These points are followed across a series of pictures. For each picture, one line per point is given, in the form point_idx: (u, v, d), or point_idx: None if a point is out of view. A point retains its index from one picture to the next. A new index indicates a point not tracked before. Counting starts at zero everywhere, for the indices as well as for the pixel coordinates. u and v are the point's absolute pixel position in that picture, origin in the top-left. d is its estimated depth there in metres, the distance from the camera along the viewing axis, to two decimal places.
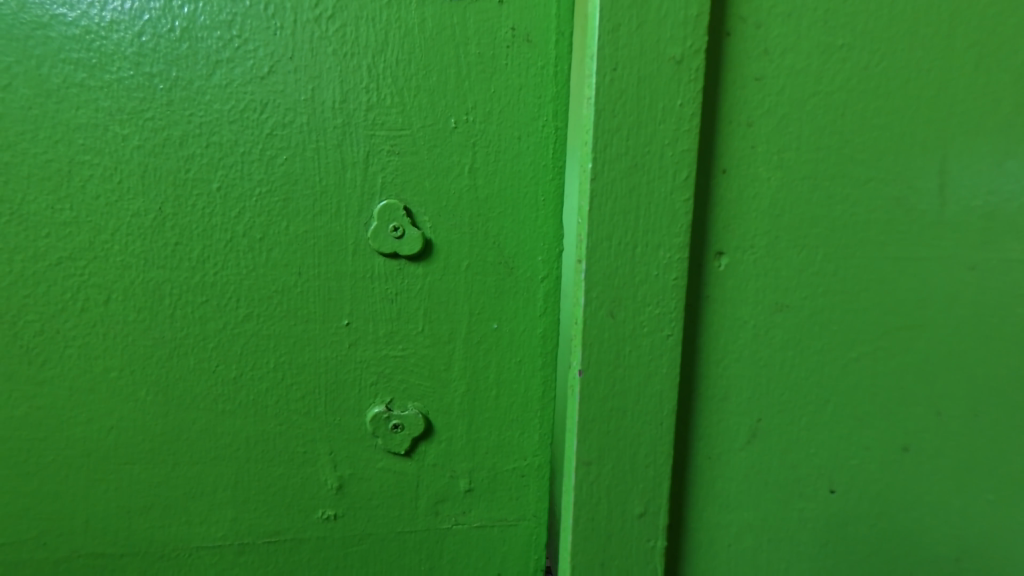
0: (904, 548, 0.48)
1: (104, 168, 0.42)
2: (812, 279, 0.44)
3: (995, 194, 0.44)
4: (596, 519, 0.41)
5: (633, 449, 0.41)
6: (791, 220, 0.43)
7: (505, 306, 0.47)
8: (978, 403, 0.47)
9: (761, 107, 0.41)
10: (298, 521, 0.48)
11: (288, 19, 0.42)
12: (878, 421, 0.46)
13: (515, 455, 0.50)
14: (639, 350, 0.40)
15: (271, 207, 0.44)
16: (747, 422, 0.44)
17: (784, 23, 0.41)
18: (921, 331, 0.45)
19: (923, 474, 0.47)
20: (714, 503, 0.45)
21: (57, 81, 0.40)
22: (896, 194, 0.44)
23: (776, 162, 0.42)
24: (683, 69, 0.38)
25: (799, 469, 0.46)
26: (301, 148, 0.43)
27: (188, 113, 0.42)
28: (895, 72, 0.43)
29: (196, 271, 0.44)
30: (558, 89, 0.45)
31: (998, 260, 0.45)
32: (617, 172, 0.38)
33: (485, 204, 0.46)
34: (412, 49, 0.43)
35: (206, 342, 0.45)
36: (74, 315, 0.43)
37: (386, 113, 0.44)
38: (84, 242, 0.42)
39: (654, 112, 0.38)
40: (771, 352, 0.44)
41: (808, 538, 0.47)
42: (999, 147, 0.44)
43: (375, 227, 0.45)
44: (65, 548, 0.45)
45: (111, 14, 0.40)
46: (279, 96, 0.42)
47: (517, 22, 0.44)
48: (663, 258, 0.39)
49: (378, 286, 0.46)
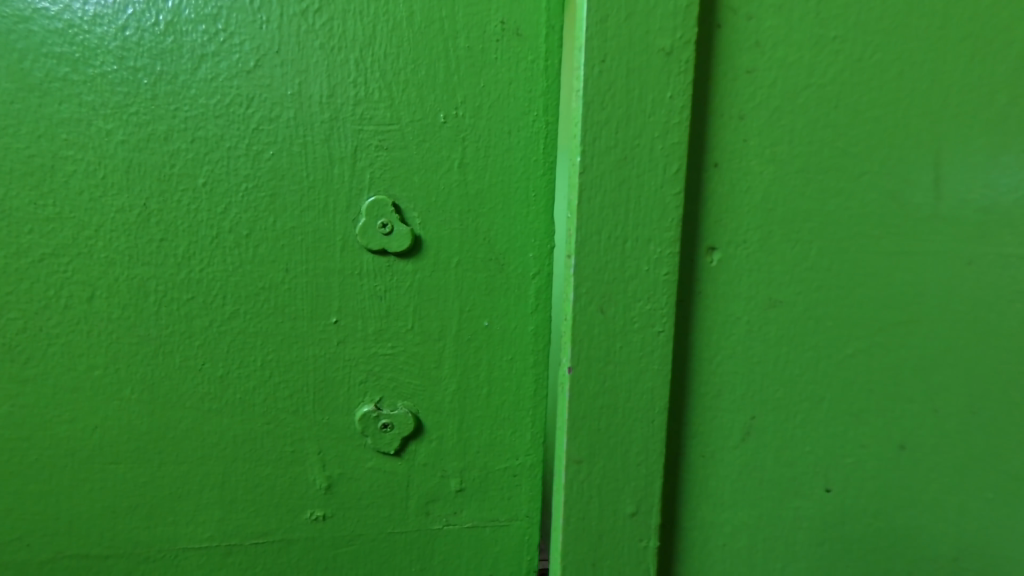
0: (902, 548, 0.47)
1: (88, 164, 0.41)
2: (806, 274, 0.43)
3: (991, 188, 0.44)
4: (587, 518, 0.41)
5: (625, 447, 0.40)
6: (784, 214, 0.42)
7: (496, 304, 0.47)
8: (976, 400, 0.46)
9: (753, 100, 0.41)
10: (287, 522, 0.47)
11: (274, 13, 0.41)
12: (875, 418, 0.45)
13: (507, 454, 0.49)
14: (629, 346, 0.39)
15: (257, 203, 0.43)
16: (741, 420, 0.44)
17: (776, 15, 0.40)
18: (917, 327, 0.45)
19: (921, 472, 0.46)
20: (708, 502, 0.44)
21: (40, 75, 0.40)
22: (891, 188, 0.43)
23: (768, 155, 0.41)
24: (673, 61, 0.37)
25: (795, 467, 0.45)
26: (288, 143, 0.43)
27: (173, 107, 0.41)
28: (889, 64, 0.42)
29: (182, 267, 0.43)
30: (548, 83, 0.45)
31: (995, 255, 0.44)
32: (607, 165, 0.37)
33: (475, 199, 0.45)
34: (400, 43, 0.43)
35: (192, 340, 0.44)
36: (58, 312, 0.42)
37: (374, 108, 0.43)
38: (67, 238, 0.42)
39: (644, 104, 0.37)
40: (765, 349, 0.43)
41: (804, 538, 0.46)
42: (995, 140, 0.44)
43: (363, 223, 0.44)
44: (50, 550, 0.45)
45: (95, 8, 0.40)
46: (265, 91, 0.42)
47: (506, 16, 0.44)
48: (654, 252, 0.38)
49: (366, 283, 0.45)
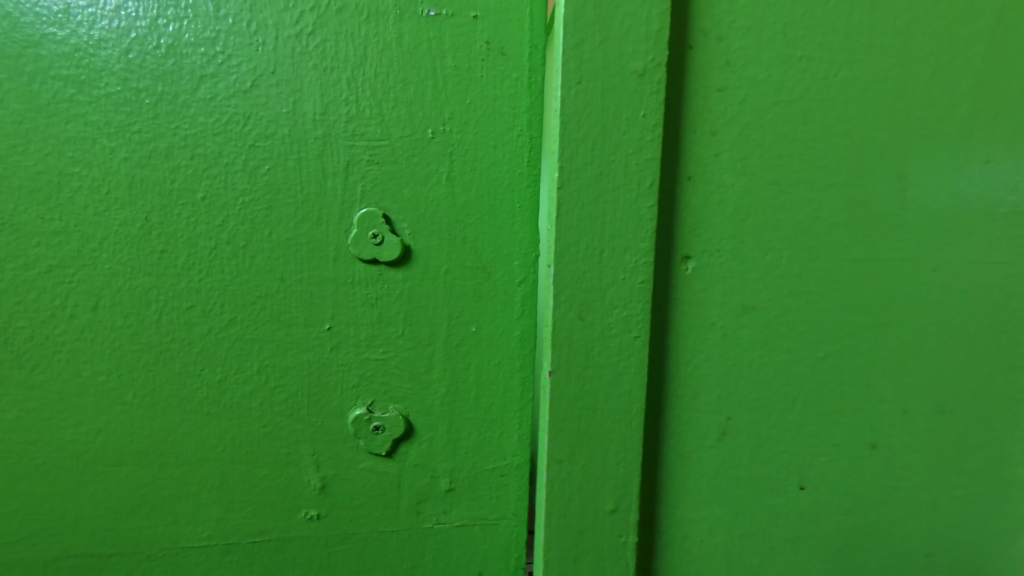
0: (875, 543, 0.49)
1: (93, 180, 0.43)
2: (779, 280, 0.45)
3: (953, 197, 0.46)
4: (569, 516, 0.42)
5: (604, 447, 0.42)
6: (756, 224, 0.44)
7: (482, 307, 0.49)
8: (944, 400, 0.48)
9: (724, 116, 0.43)
10: (282, 521, 0.49)
11: (270, 36, 0.44)
12: (846, 418, 0.47)
13: (494, 448, 0.51)
14: (607, 351, 0.41)
15: (255, 215, 0.45)
16: (717, 420, 0.46)
17: (745, 36, 0.43)
18: (885, 330, 0.47)
19: (892, 469, 0.48)
20: (687, 499, 0.46)
21: (47, 96, 0.42)
22: (859, 197, 0.45)
23: (740, 168, 0.44)
24: (646, 81, 0.39)
25: (770, 465, 0.47)
26: (283, 159, 0.45)
27: (174, 126, 0.43)
28: (854, 81, 0.44)
29: (182, 277, 0.45)
30: (531, 100, 0.47)
31: (959, 261, 0.47)
32: (584, 180, 0.40)
33: (463, 211, 0.47)
34: (390, 63, 0.45)
35: (191, 346, 0.46)
36: (64, 321, 0.44)
37: (366, 124, 0.45)
38: (73, 250, 0.44)
39: (619, 122, 0.39)
40: (740, 352, 0.45)
41: (780, 534, 0.48)
42: (957, 152, 0.46)
43: (355, 234, 0.46)
44: (55, 549, 0.47)
45: (100, 33, 0.42)
46: (262, 109, 0.44)
47: (491, 37, 0.46)
48: (630, 262, 0.40)
49: (359, 291, 0.47)
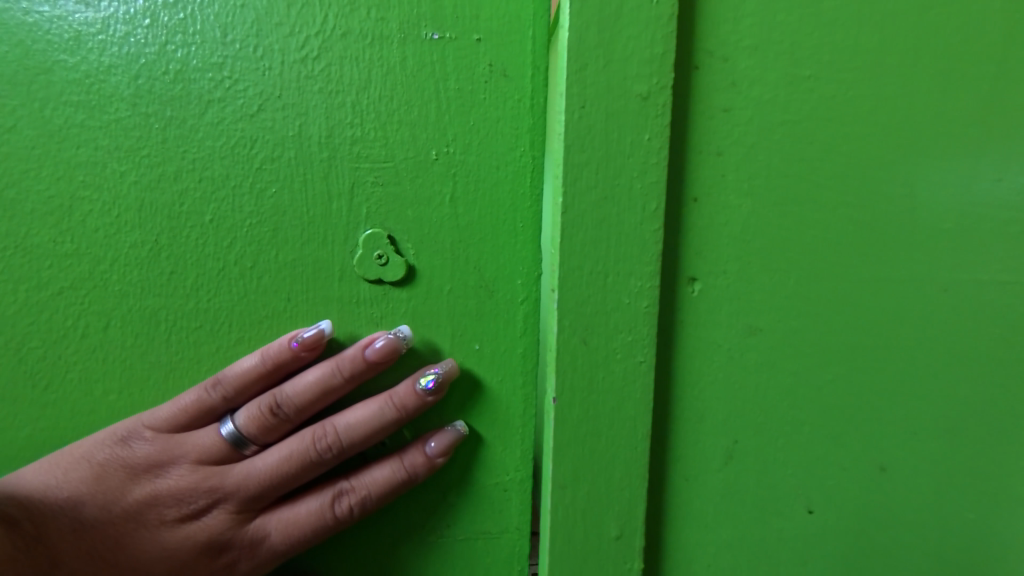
0: (885, 567, 0.48)
1: (103, 203, 0.44)
2: (785, 302, 0.45)
3: (964, 216, 0.45)
4: (573, 541, 0.42)
5: (609, 472, 0.42)
6: (762, 245, 0.44)
7: (488, 328, 0.49)
8: (955, 422, 0.47)
9: (730, 137, 0.43)
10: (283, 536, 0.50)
11: (276, 60, 0.44)
12: (854, 440, 0.47)
13: (501, 467, 0.51)
14: (612, 376, 0.41)
15: (261, 237, 0.46)
16: (723, 443, 0.45)
17: (750, 57, 0.42)
18: (894, 351, 0.46)
19: (901, 492, 0.48)
20: (692, 522, 0.46)
21: (60, 121, 0.43)
22: (867, 217, 0.45)
23: (745, 189, 0.43)
24: (650, 104, 0.39)
25: (776, 488, 0.46)
26: (289, 181, 0.45)
27: (182, 149, 0.44)
28: (861, 100, 0.44)
29: (190, 298, 0.46)
30: (535, 120, 0.47)
31: (970, 280, 0.46)
32: (588, 204, 0.39)
33: (466, 231, 0.47)
34: (394, 85, 0.45)
35: (198, 367, 0.47)
36: (75, 342, 0.45)
37: (371, 146, 0.46)
38: (83, 272, 0.44)
39: (623, 146, 0.39)
40: (746, 375, 0.45)
41: (787, 557, 0.47)
42: (967, 169, 0.45)
43: (361, 254, 0.46)
44: None
45: (110, 59, 0.43)
46: (268, 132, 0.45)
47: (495, 58, 0.46)
48: (634, 286, 0.40)
49: (363, 311, 0.47)
